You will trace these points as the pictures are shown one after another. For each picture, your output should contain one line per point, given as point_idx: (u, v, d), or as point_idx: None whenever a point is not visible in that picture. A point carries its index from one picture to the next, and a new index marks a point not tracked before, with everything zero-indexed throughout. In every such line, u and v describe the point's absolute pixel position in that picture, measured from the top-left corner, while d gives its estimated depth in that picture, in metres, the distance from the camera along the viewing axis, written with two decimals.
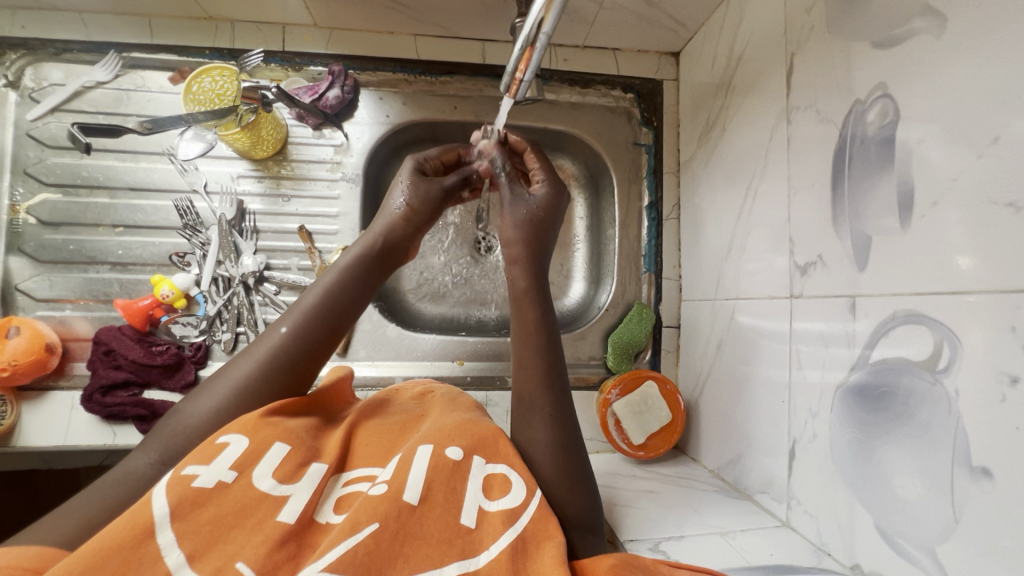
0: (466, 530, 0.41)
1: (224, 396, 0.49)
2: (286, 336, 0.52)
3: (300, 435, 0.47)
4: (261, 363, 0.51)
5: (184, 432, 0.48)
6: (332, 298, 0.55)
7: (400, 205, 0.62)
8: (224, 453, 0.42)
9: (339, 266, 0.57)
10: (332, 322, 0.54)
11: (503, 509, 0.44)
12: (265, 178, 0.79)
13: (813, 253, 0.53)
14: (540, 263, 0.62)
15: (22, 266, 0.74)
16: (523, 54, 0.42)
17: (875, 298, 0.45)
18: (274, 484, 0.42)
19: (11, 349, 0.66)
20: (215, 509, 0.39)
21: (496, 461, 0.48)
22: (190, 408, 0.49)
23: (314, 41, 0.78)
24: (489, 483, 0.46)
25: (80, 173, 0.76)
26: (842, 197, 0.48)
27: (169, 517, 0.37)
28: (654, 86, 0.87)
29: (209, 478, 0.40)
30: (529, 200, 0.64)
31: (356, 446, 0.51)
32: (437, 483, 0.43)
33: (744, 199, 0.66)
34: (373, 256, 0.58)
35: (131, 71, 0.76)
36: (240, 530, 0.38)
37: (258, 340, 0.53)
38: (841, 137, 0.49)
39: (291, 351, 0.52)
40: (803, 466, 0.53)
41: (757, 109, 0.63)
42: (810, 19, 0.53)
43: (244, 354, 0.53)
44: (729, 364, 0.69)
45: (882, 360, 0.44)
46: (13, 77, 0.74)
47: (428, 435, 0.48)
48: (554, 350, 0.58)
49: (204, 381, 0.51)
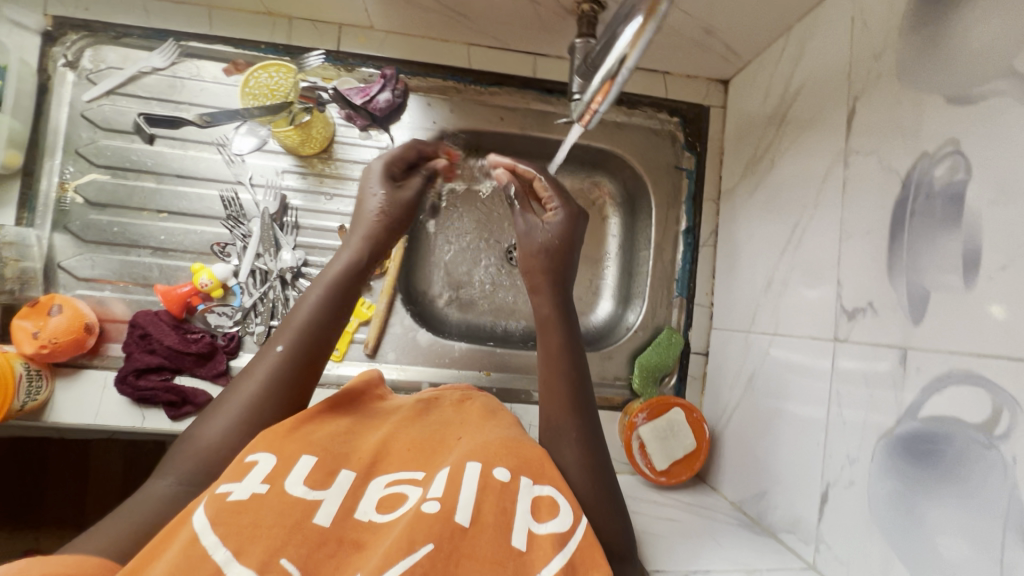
0: (517, 552, 0.42)
1: (232, 419, 0.48)
2: (283, 355, 0.51)
3: (326, 444, 0.48)
4: (265, 383, 0.50)
5: (201, 454, 0.47)
6: (325, 309, 0.54)
7: (376, 211, 0.59)
8: (254, 471, 0.43)
9: (327, 280, 0.55)
10: (328, 335, 0.53)
11: (552, 533, 0.44)
12: (309, 175, 0.80)
13: (862, 299, 0.53)
14: (563, 286, 0.62)
15: (66, 244, 0.74)
16: (602, 88, 0.44)
17: (929, 352, 0.44)
18: (307, 490, 0.43)
19: (52, 327, 0.67)
20: (254, 514, 0.39)
21: (543, 482, 0.48)
22: (199, 432, 0.48)
23: (369, 43, 0.79)
24: (537, 505, 0.46)
25: (130, 157, 0.77)
26: (900, 247, 0.48)
27: (211, 525, 0.38)
28: (701, 112, 0.87)
29: (243, 492, 0.40)
30: (541, 228, 0.63)
31: (397, 447, 0.51)
32: (487, 504, 0.44)
33: (790, 236, 0.65)
34: (363, 265, 0.57)
35: (187, 59, 0.77)
36: (280, 528, 0.39)
37: (254, 361, 0.51)
38: (903, 188, 0.49)
39: (291, 368, 0.51)
40: (834, 512, 0.53)
41: (812, 148, 0.63)
42: (878, 65, 0.53)
43: (242, 375, 0.52)
44: (758, 398, 0.69)
45: (932, 417, 0.44)
46: (72, 57, 0.75)
47: (474, 452, 0.49)
48: (578, 378, 0.58)
49: (208, 404, 0.50)
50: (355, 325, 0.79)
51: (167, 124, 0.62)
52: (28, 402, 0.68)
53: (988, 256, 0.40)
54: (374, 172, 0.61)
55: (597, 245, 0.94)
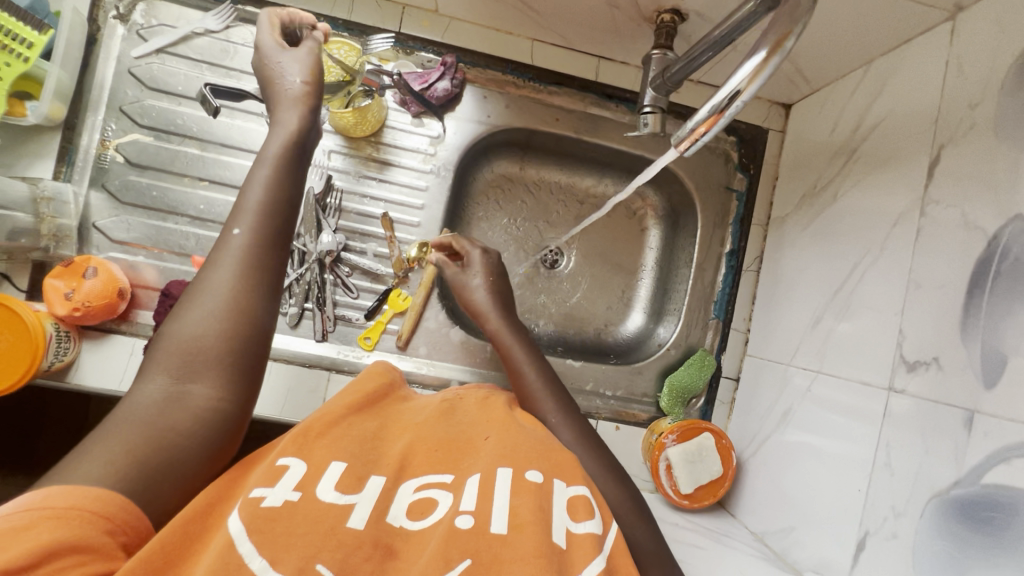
0: (559, 548, 0.39)
1: (209, 306, 0.42)
2: (244, 236, 0.45)
3: (354, 447, 0.45)
4: (237, 267, 0.44)
5: (186, 347, 0.41)
6: (282, 186, 0.48)
7: (300, 82, 0.52)
8: (287, 475, 0.40)
9: (272, 159, 0.49)
10: (288, 212, 0.48)
11: (591, 533, 0.41)
12: (356, 156, 0.78)
13: (925, 353, 0.52)
14: (506, 308, 0.70)
15: (102, 204, 0.72)
16: (709, 120, 0.42)
17: (1000, 419, 0.44)
18: (338, 495, 0.40)
19: (86, 290, 0.66)
20: (289, 522, 0.36)
21: (577, 483, 0.46)
22: (174, 328, 0.42)
23: (432, 27, 0.76)
24: (572, 505, 0.44)
25: (176, 121, 0.74)
26: (977, 308, 0.47)
27: (247, 531, 0.35)
28: (759, 133, 0.85)
29: (276, 498, 0.38)
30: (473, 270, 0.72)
31: (424, 447, 0.48)
32: (525, 506, 0.42)
33: (847, 276, 0.64)
34: (310, 132, 0.52)
35: (242, 24, 0.75)
36: (314, 536, 0.36)
37: (216, 249, 0.45)
38: (987, 248, 0.48)
39: (259, 248, 0.45)
40: (871, 560, 0.53)
41: (883, 190, 0.61)
42: (973, 116, 0.51)
43: (205, 266, 0.45)
44: (793, 433, 0.68)
45: (995, 484, 0.43)
46: (124, 10, 0.72)
47: (505, 456, 0.46)
48: (545, 365, 0.64)
49: (177, 299, 0.43)
50: (389, 315, 0.77)
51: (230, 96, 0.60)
52: (55, 363, 0.66)
53: None
54: (263, 43, 0.54)
55: (634, 257, 0.93)
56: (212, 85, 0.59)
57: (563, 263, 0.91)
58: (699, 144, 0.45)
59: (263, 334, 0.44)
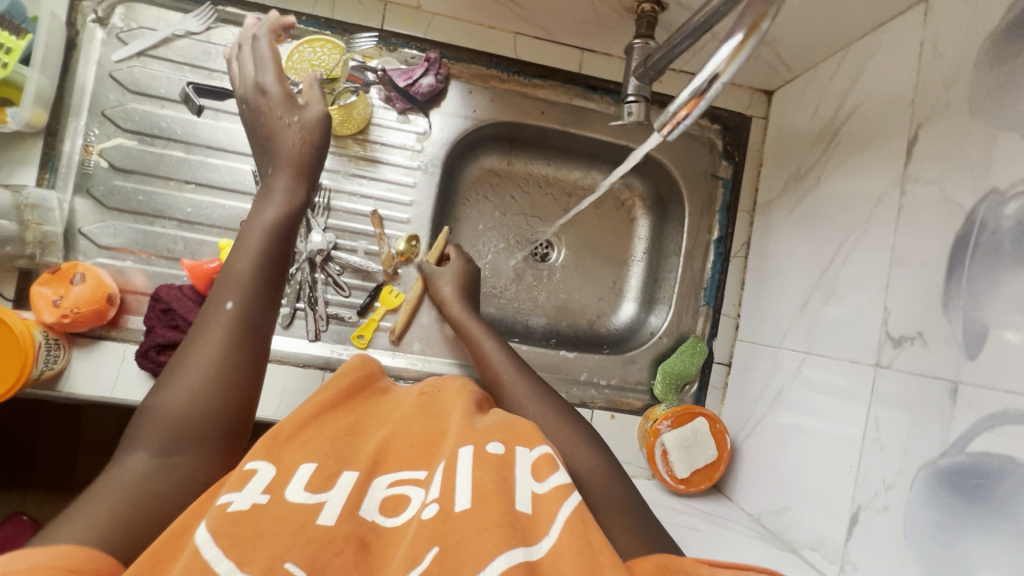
0: (524, 516, 0.40)
1: (195, 379, 0.45)
2: (233, 311, 0.49)
3: (324, 449, 0.44)
4: (223, 340, 0.47)
5: (170, 419, 0.43)
6: (268, 260, 0.53)
7: (297, 138, 0.61)
8: (255, 479, 0.39)
9: (261, 231, 0.55)
10: (272, 283, 0.53)
11: (556, 486, 0.42)
12: (343, 155, 0.77)
13: (910, 328, 0.53)
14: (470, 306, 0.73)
15: (87, 210, 0.72)
16: (689, 104, 0.42)
17: (983, 389, 0.45)
18: (309, 495, 0.39)
19: (74, 296, 0.65)
20: (256, 523, 0.36)
21: (540, 443, 0.46)
22: (161, 400, 0.44)
23: (414, 24, 0.76)
24: (537, 465, 0.44)
25: (159, 124, 0.73)
26: (958, 281, 0.49)
27: (213, 536, 0.34)
28: (742, 121, 0.86)
29: (243, 502, 0.37)
30: (446, 272, 0.75)
31: (401, 442, 0.48)
32: (486, 478, 0.41)
33: (832, 259, 0.66)
34: (297, 200, 0.59)
35: (224, 25, 0.74)
36: (283, 535, 0.35)
37: (202, 323, 0.48)
38: (967, 222, 0.49)
39: (246, 318, 0.49)
40: (864, 534, 0.54)
41: (864, 173, 0.62)
42: (948, 94, 0.52)
43: (191, 341, 0.48)
44: (784, 414, 0.69)
45: (983, 452, 0.44)
46: (103, 14, 0.72)
47: (464, 437, 0.46)
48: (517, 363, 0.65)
49: (163, 373, 0.46)
50: (382, 312, 0.78)
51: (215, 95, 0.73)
52: (45, 371, 0.65)
53: None
54: (267, 88, 0.62)
55: (624, 247, 0.93)
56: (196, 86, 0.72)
57: (553, 256, 0.91)
58: (682, 128, 0.45)
59: (245, 402, 0.46)
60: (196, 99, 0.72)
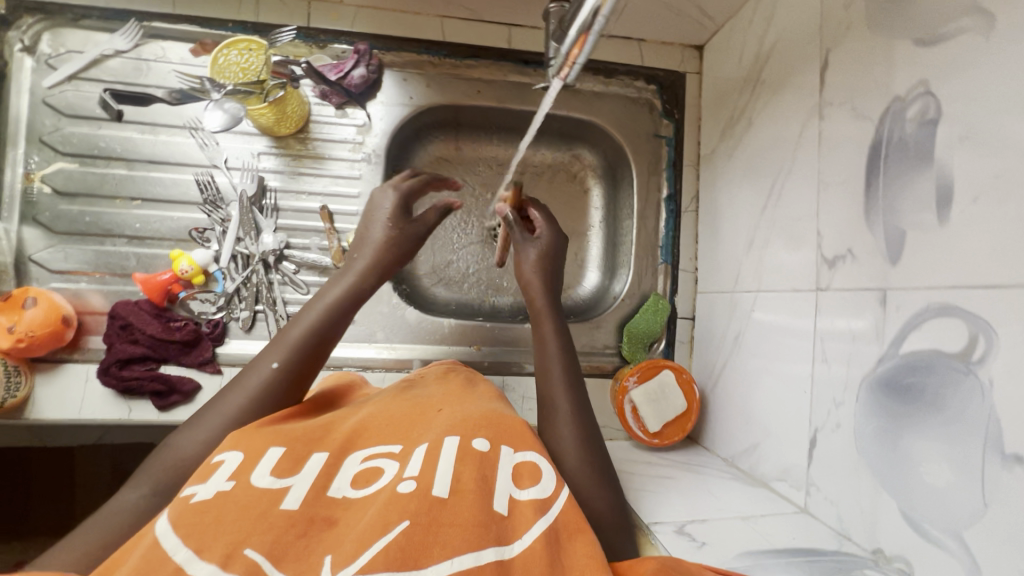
0: (499, 517, 0.40)
1: (216, 430, 0.47)
2: (278, 372, 0.51)
3: (294, 434, 0.46)
4: (253, 395, 0.49)
5: (176, 466, 0.45)
6: (323, 326, 0.55)
7: (379, 237, 0.63)
8: (220, 470, 0.40)
9: (325, 302, 0.56)
10: (317, 353, 0.54)
11: (534, 498, 0.44)
12: (285, 155, 0.78)
13: (841, 247, 0.54)
14: (552, 281, 0.65)
15: (36, 237, 0.72)
16: (579, 40, 0.44)
17: (907, 291, 0.46)
18: (274, 480, 0.40)
19: (28, 320, 0.65)
20: (218, 509, 0.36)
21: (523, 449, 0.49)
22: (178, 442, 0.46)
23: (340, 19, 0.77)
24: (518, 472, 0.46)
25: (98, 144, 0.74)
26: (876, 192, 0.50)
27: (172, 527, 0.35)
28: (677, 78, 0.88)
29: (207, 492, 0.38)
30: (534, 241, 0.67)
31: (373, 426, 0.50)
32: (467, 474, 0.43)
33: (769, 196, 0.67)
34: (362, 288, 0.59)
35: (152, 41, 0.75)
36: (245, 520, 0.36)
37: (245, 373, 0.51)
38: (878, 133, 0.50)
39: (284, 386, 0.51)
40: (823, 455, 0.54)
41: (786, 108, 0.64)
42: (848, 16, 0.54)
43: (229, 388, 0.51)
44: (745, 356, 0.70)
45: (912, 352, 0.45)
46: (29, 42, 0.72)
47: (452, 427, 0.48)
48: (568, 352, 0.60)
49: (192, 414, 0.49)
50: None
51: (134, 101, 0.74)
52: (7, 400, 0.66)
53: (962, 189, 0.42)
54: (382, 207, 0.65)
55: (580, 217, 0.94)
56: (113, 92, 0.73)
57: None
58: (581, 65, 0.47)
59: None
60: (115, 105, 0.73)
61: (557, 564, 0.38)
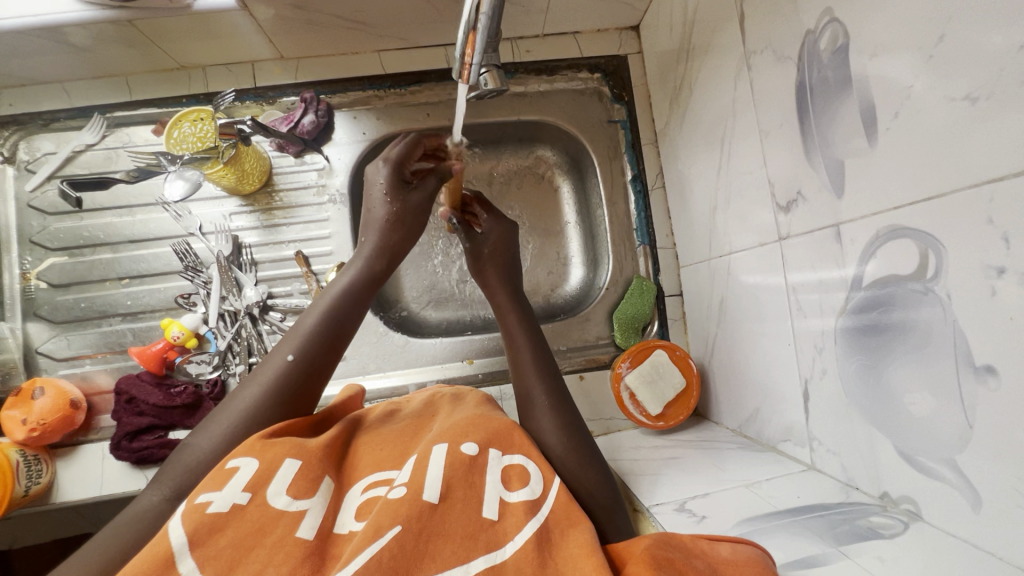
0: (488, 523, 0.39)
1: (232, 428, 0.46)
2: (293, 364, 0.49)
3: (309, 447, 0.43)
4: (269, 388, 0.48)
5: (191, 469, 0.44)
6: (335, 316, 0.53)
7: (385, 208, 0.59)
8: (236, 477, 0.38)
9: (337, 290, 0.54)
10: (333, 342, 0.52)
11: (524, 499, 0.42)
12: (256, 211, 0.82)
13: (792, 192, 0.52)
14: (507, 272, 0.66)
15: (40, 330, 0.77)
16: (467, 38, 0.47)
17: (858, 221, 0.44)
18: (289, 500, 0.38)
19: (38, 409, 0.68)
20: (234, 531, 0.35)
21: (512, 452, 0.46)
22: (196, 442, 0.45)
23: (284, 73, 0.81)
24: (507, 475, 0.44)
25: (82, 235, 0.80)
26: (810, 127, 0.49)
27: (189, 544, 0.33)
28: (620, 62, 0.88)
29: (223, 502, 0.36)
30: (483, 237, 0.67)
31: (370, 449, 0.48)
32: (456, 480, 0.41)
33: (721, 157, 0.66)
34: (372, 272, 0.57)
35: (116, 129, 0.80)
36: (261, 549, 0.34)
37: (262, 365, 0.50)
38: (800, 70, 0.49)
39: (301, 379, 0.49)
40: (818, 405, 0.52)
41: (718, 68, 0.63)
42: None
43: (246, 380, 0.49)
44: (732, 320, 0.68)
45: (875, 279, 0.43)
46: (8, 153, 0.79)
47: (441, 435, 0.46)
48: (538, 348, 0.60)
49: (209, 413, 0.48)
50: None
51: (93, 185, 0.77)
52: (33, 487, 0.67)
53: (882, 108, 0.40)
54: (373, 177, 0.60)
55: (554, 214, 0.94)
56: (70, 180, 0.75)
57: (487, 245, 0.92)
58: (477, 68, 0.50)
59: None
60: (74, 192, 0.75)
61: (548, 564, 0.37)
